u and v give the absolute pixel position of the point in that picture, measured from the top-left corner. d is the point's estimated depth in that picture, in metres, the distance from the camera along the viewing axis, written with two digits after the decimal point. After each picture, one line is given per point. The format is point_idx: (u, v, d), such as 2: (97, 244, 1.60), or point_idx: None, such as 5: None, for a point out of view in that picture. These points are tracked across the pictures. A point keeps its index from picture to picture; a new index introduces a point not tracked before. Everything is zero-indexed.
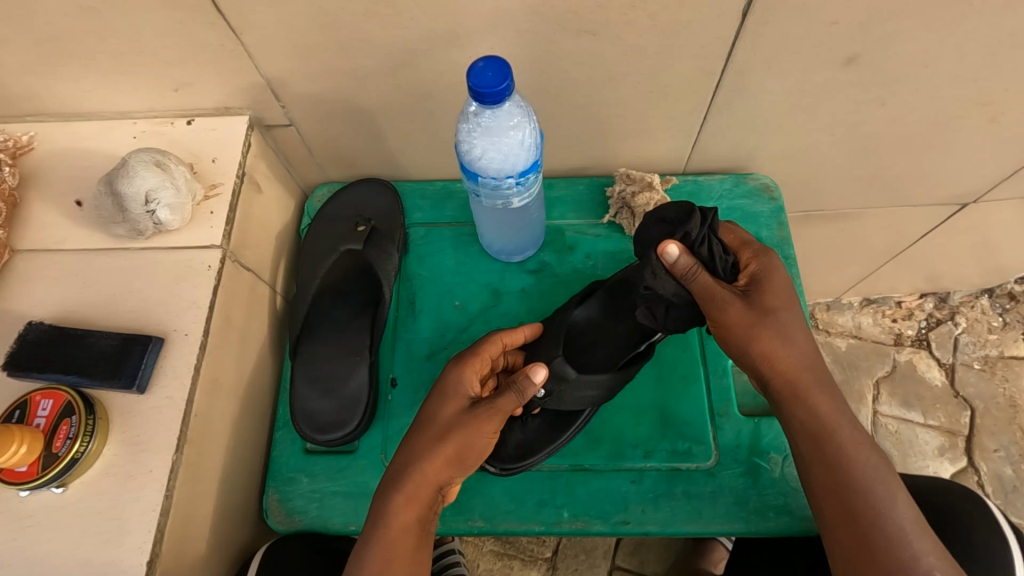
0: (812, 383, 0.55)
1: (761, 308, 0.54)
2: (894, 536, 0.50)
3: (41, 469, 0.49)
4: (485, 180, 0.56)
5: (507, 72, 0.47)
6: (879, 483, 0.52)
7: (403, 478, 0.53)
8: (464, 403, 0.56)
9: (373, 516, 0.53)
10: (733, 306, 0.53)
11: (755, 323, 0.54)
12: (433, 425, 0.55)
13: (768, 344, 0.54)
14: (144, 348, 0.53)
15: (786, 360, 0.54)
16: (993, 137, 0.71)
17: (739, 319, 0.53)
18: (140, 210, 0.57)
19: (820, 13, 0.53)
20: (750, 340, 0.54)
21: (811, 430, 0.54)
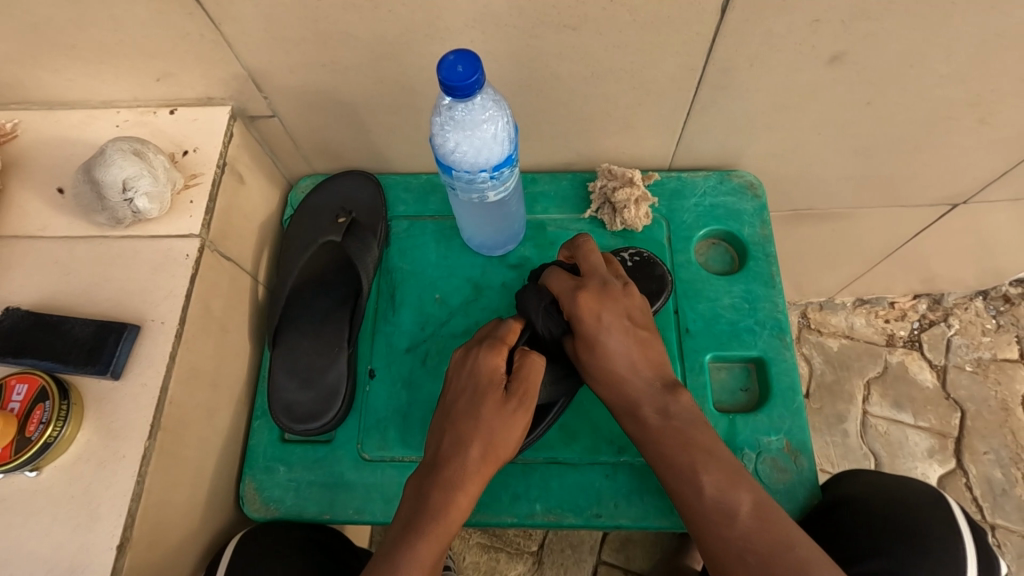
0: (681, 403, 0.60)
1: (630, 317, 0.61)
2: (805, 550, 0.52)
3: (14, 452, 0.50)
4: (459, 174, 0.56)
5: (477, 65, 0.47)
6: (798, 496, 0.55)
7: (467, 474, 0.56)
8: (502, 392, 0.58)
9: (433, 508, 0.55)
10: (602, 304, 0.60)
11: (613, 319, 0.60)
12: (488, 421, 0.57)
13: (613, 341, 0.60)
14: (120, 335, 0.54)
15: (645, 371, 0.60)
16: (981, 137, 0.70)
17: (587, 305, 0.60)
18: (119, 199, 0.57)
19: (801, 9, 0.53)
20: (579, 313, 0.60)
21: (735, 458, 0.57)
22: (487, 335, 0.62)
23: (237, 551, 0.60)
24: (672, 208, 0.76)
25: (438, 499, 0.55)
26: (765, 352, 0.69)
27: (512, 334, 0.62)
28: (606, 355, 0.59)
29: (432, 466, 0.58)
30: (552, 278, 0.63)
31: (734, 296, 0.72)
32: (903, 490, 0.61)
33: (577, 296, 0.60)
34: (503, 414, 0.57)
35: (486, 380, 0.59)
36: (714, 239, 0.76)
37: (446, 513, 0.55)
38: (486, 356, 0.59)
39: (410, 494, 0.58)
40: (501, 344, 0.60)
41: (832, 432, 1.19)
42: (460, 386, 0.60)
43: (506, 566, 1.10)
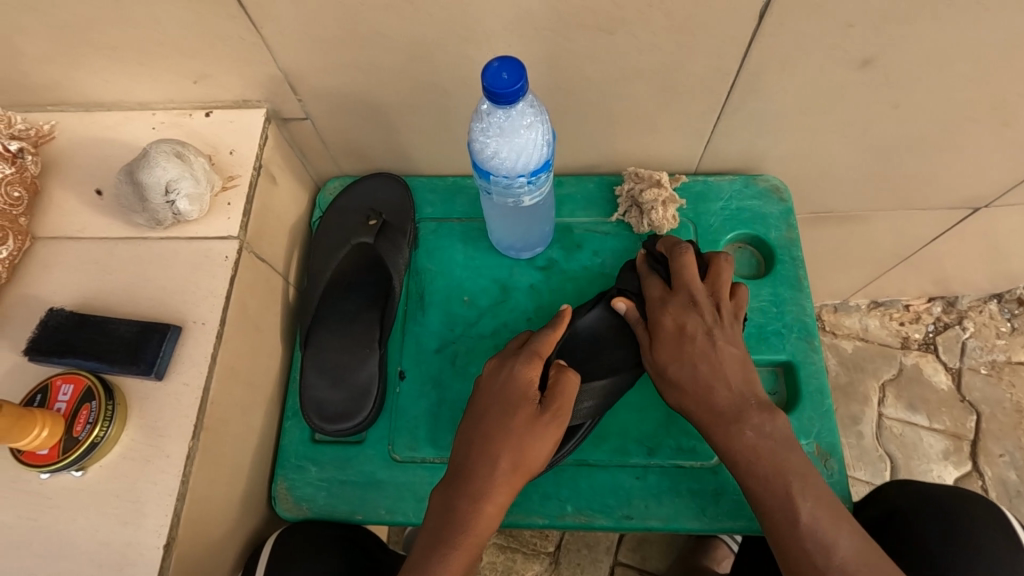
0: (709, 425, 0.59)
1: (727, 332, 0.61)
2: (817, 551, 0.53)
3: (63, 452, 0.50)
4: (497, 179, 0.56)
5: (522, 72, 0.48)
6: (803, 508, 0.54)
7: (495, 488, 0.56)
8: (531, 406, 0.58)
9: (458, 521, 0.55)
10: (687, 312, 0.62)
11: (697, 328, 0.62)
12: (515, 436, 0.57)
13: (702, 348, 0.61)
14: (163, 336, 0.55)
15: (737, 386, 0.59)
16: (1008, 141, 0.70)
17: (671, 314, 0.63)
18: (160, 200, 0.58)
19: (838, 14, 0.53)
20: (661, 323, 0.63)
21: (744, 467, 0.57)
22: (523, 347, 0.62)
23: (275, 551, 0.60)
24: (698, 211, 0.76)
25: (463, 512, 0.56)
26: (793, 355, 0.69)
27: (547, 348, 0.61)
28: (694, 361, 0.60)
29: (458, 475, 0.58)
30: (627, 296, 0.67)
31: (761, 299, 0.72)
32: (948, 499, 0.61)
33: (662, 305, 0.64)
34: (535, 428, 0.57)
35: (520, 393, 0.59)
36: (740, 242, 0.77)
37: (474, 525, 0.55)
38: (521, 370, 0.59)
39: (437, 504, 0.58)
40: (538, 360, 0.60)
41: (847, 434, 1.20)
42: (491, 398, 0.59)
43: (524, 566, 1.10)
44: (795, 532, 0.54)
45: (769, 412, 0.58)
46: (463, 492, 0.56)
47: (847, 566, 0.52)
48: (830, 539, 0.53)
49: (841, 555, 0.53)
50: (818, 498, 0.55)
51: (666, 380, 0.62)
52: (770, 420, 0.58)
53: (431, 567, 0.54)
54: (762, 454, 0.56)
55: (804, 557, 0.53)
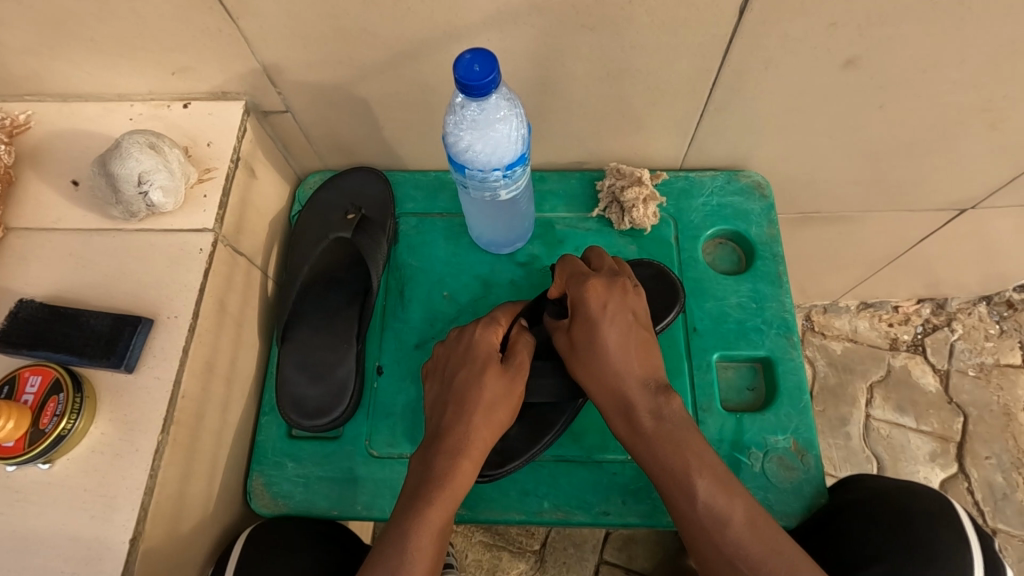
0: (614, 412, 0.59)
1: (632, 316, 0.61)
2: (714, 528, 0.53)
3: (28, 445, 0.50)
4: (472, 173, 0.56)
5: (494, 64, 0.47)
6: (700, 485, 0.54)
7: (469, 442, 0.57)
8: (496, 365, 0.60)
9: (438, 477, 0.55)
10: (610, 292, 0.61)
11: (617, 309, 0.60)
12: (485, 394, 0.58)
13: (612, 333, 0.60)
14: (135, 328, 0.54)
15: (639, 370, 0.59)
16: (992, 144, 0.70)
17: (594, 288, 0.60)
18: (134, 192, 0.57)
19: (819, 13, 0.53)
20: (586, 302, 0.60)
21: (642, 450, 0.57)
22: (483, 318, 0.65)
23: (247, 544, 0.60)
24: (680, 207, 0.76)
25: (443, 465, 0.56)
26: (771, 352, 0.69)
27: (507, 315, 0.64)
28: (607, 346, 0.59)
29: (435, 436, 0.58)
30: (563, 265, 0.65)
31: (742, 295, 0.72)
32: (931, 507, 0.59)
33: (585, 281, 0.61)
34: (502, 384, 0.59)
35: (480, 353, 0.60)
36: (721, 239, 0.77)
37: (453, 482, 0.55)
38: (482, 334, 0.62)
39: (415, 465, 0.57)
40: (497, 324, 0.63)
41: (834, 435, 1.20)
42: (456, 363, 0.61)
43: (509, 564, 1.10)
44: (692, 514, 0.54)
45: (667, 395, 0.58)
46: (440, 449, 0.57)
47: (739, 544, 0.52)
48: (726, 512, 0.53)
49: (735, 531, 0.52)
50: (714, 475, 0.54)
51: (578, 363, 0.61)
52: (666, 403, 0.58)
53: (408, 525, 0.53)
54: (660, 438, 0.57)
55: (703, 535, 0.53)
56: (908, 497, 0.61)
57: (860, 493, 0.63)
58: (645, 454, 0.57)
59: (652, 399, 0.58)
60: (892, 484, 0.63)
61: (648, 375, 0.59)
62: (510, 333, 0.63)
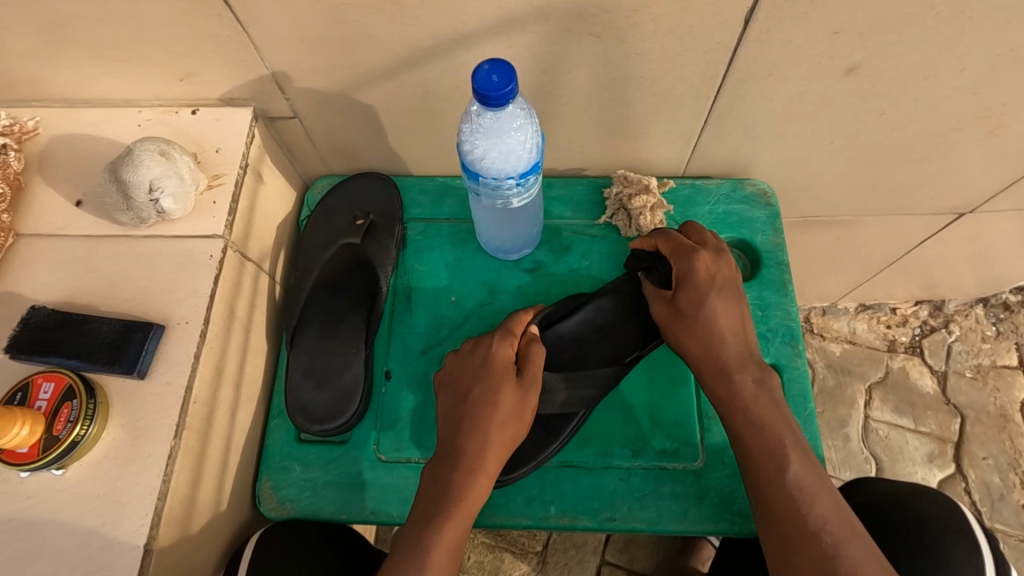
0: (710, 377, 0.61)
1: (739, 290, 0.63)
2: (799, 502, 0.53)
3: (42, 451, 0.50)
4: (485, 181, 0.56)
5: (512, 75, 0.48)
6: (791, 458, 0.55)
7: (485, 457, 0.57)
8: (512, 379, 0.60)
9: (453, 493, 0.56)
10: (717, 265, 0.63)
11: (726, 281, 0.63)
12: (499, 409, 0.58)
13: (719, 304, 0.62)
14: (146, 334, 0.55)
15: (740, 339, 0.62)
16: (990, 149, 0.71)
17: (704, 261, 0.62)
18: (144, 199, 0.57)
19: (824, 21, 0.54)
20: (694, 275, 0.62)
21: (736, 413, 0.58)
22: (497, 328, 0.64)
23: (257, 550, 0.61)
24: (685, 214, 0.76)
25: (459, 479, 0.56)
26: (776, 359, 0.70)
27: (519, 326, 0.64)
28: (714, 312, 0.61)
29: (452, 449, 0.58)
30: (664, 236, 0.65)
31: (747, 302, 0.72)
32: (936, 509, 0.61)
33: (695, 253, 0.63)
34: (517, 399, 0.59)
35: (498, 367, 0.60)
36: (726, 246, 0.77)
37: (469, 496, 0.56)
38: (499, 347, 0.61)
39: (430, 477, 0.58)
40: (512, 335, 0.63)
41: (834, 436, 1.21)
42: (472, 377, 0.61)
43: (511, 566, 1.10)
44: (780, 484, 0.54)
45: (765, 370, 0.60)
46: (456, 463, 0.57)
47: (822, 518, 0.52)
48: (812, 489, 0.54)
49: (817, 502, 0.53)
50: (801, 450, 0.56)
51: (681, 329, 0.62)
52: (767, 373, 0.60)
53: (427, 541, 0.54)
54: (756, 403, 0.58)
55: (787, 511, 0.53)
56: (916, 496, 0.62)
57: (870, 492, 0.64)
58: (737, 421, 0.58)
59: (751, 368, 0.60)
60: (918, 503, 0.62)
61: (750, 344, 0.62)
62: (521, 344, 0.63)
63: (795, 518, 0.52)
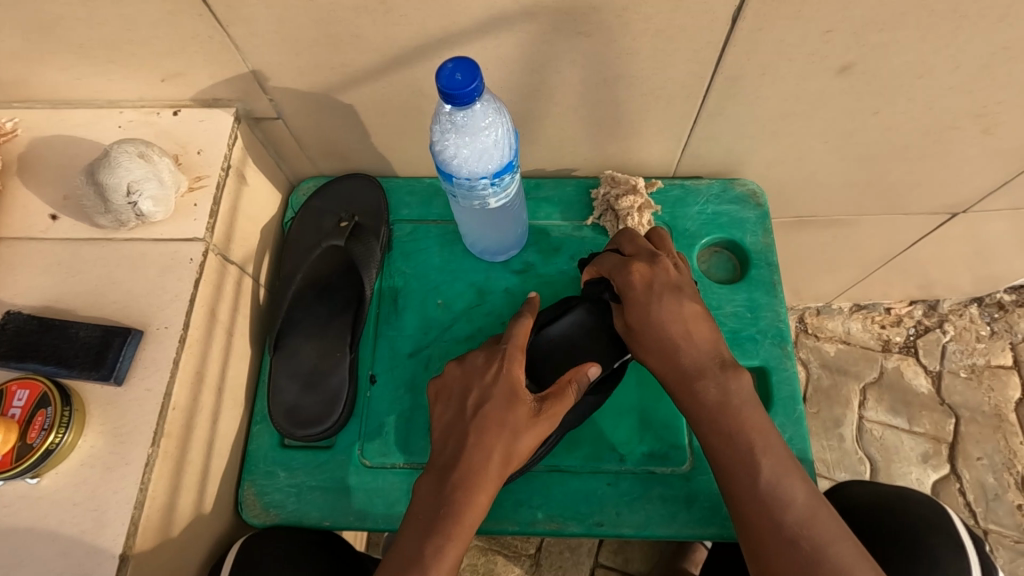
0: (675, 389, 0.58)
1: (688, 291, 0.61)
2: (775, 506, 0.52)
3: (16, 459, 0.49)
4: (460, 181, 0.56)
5: (476, 71, 0.47)
6: (763, 463, 0.54)
7: (483, 476, 0.56)
8: (525, 404, 0.58)
9: (455, 513, 0.54)
10: (655, 271, 0.61)
11: (666, 288, 0.61)
12: (501, 429, 0.57)
13: (666, 307, 0.60)
14: (124, 339, 0.54)
15: (703, 344, 0.59)
16: (983, 149, 0.71)
17: (639, 271, 0.61)
18: (123, 201, 0.56)
19: (814, 20, 0.53)
20: (631, 287, 0.61)
21: (703, 422, 0.56)
22: (501, 343, 0.62)
23: (239, 557, 0.60)
24: (675, 215, 0.75)
25: (459, 499, 0.55)
26: (766, 361, 0.69)
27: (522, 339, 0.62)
28: (659, 321, 0.59)
29: (450, 467, 0.56)
30: (599, 262, 0.66)
31: (737, 304, 0.72)
32: (929, 512, 0.60)
33: (628, 267, 0.62)
34: (531, 425, 0.57)
35: (508, 389, 0.58)
36: (717, 247, 0.76)
37: (470, 516, 0.55)
38: (511, 369, 0.59)
39: (428, 495, 0.56)
40: (518, 354, 0.60)
41: (828, 437, 1.20)
42: (484, 395, 0.58)
43: (504, 569, 1.10)
44: (752, 487, 0.53)
45: (733, 370, 0.58)
46: (455, 483, 0.55)
47: (801, 523, 0.52)
48: (788, 492, 0.53)
49: (796, 507, 0.52)
50: (776, 452, 0.54)
51: (637, 342, 0.61)
52: (733, 377, 0.57)
53: (427, 562, 0.52)
54: (724, 410, 0.56)
55: (763, 516, 0.52)
56: (909, 498, 0.62)
57: (863, 491, 0.64)
58: (705, 428, 0.56)
59: (717, 371, 0.58)
60: (902, 503, 0.62)
61: (711, 347, 0.59)
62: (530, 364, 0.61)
63: (769, 523, 0.52)
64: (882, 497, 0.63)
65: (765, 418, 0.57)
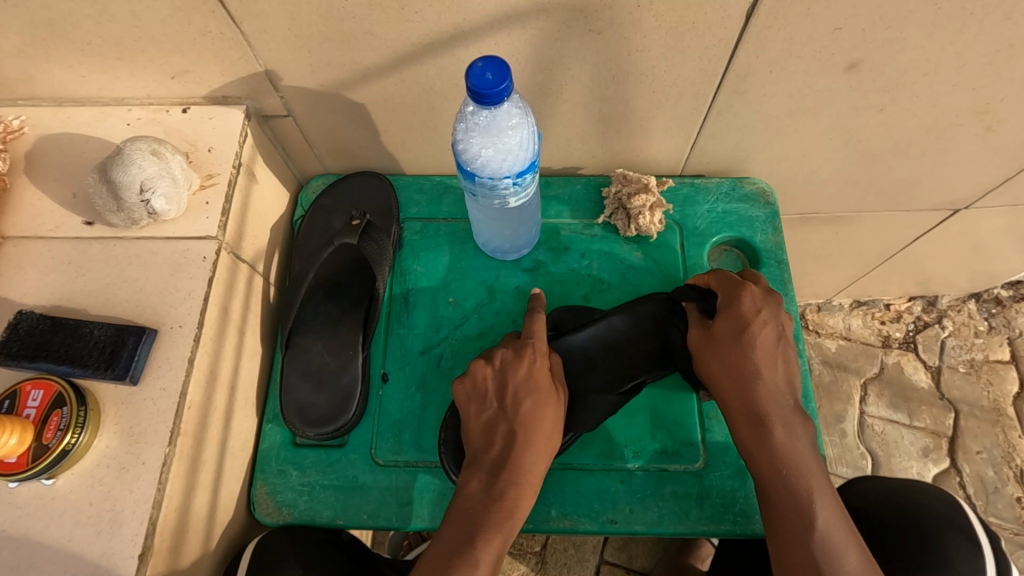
0: (744, 420, 0.58)
1: (786, 331, 0.60)
2: (826, 563, 0.52)
3: (32, 460, 0.49)
4: (482, 181, 0.55)
5: (507, 72, 0.47)
6: (821, 514, 0.54)
7: (533, 474, 0.57)
8: (556, 397, 0.60)
9: (506, 508, 0.55)
10: (766, 301, 0.61)
11: (770, 319, 0.60)
12: (543, 427, 0.58)
13: (760, 338, 0.59)
14: (139, 339, 0.53)
15: (782, 384, 0.58)
16: (987, 146, 0.71)
17: (751, 293, 0.60)
18: (135, 199, 0.56)
19: (826, 17, 0.53)
20: (740, 305, 0.60)
21: (765, 461, 0.56)
22: (525, 337, 0.63)
23: (256, 558, 0.60)
24: (685, 214, 0.76)
25: (511, 495, 0.56)
26: None
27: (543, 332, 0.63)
28: (751, 345, 0.58)
29: (501, 465, 0.57)
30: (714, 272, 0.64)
31: None
32: (941, 512, 0.60)
33: (743, 285, 0.61)
34: (558, 417, 0.60)
35: (543, 384, 0.60)
36: (726, 245, 0.77)
37: (517, 511, 0.56)
38: (542, 363, 0.61)
39: (475, 492, 0.56)
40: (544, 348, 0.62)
41: (830, 432, 1.21)
42: (522, 390, 0.59)
43: (511, 567, 1.10)
44: (808, 541, 0.53)
45: (801, 420, 0.58)
46: (508, 478, 0.56)
47: None
48: (840, 549, 0.53)
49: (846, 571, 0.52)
50: (834, 508, 0.54)
51: (714, 355, 0.60)
52: (801, 425, 0.57)
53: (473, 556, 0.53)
54: (787, 455, 0.56)
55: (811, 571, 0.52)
56: (922, 498, 0.62)
57: (874, 491, 0.64)
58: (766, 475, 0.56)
59: (785, 414, 0.57)
60: (927, 501, 0.61)
61: (788, 385, 0.59)
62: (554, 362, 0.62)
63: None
64: (892, 496, 0.63)
65: (823, 473, 0.56)
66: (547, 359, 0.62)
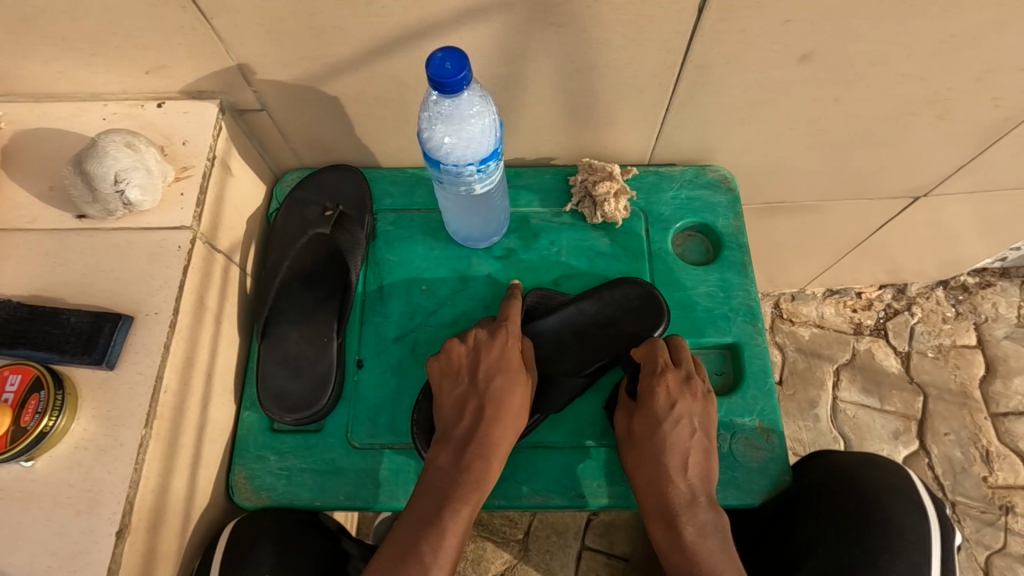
0: (657, 517, 0.62)
1: (702, 422, 0.63)
2: None
3: (10, 441, 0.50)
4: (447, 168, 0.57)
5: (465, 61, 0.49)
6: None
7: (502, 447, 0.60)
8: (525, 377, 0.63)
9: (473, 480, 0.58)
10: (681, 393, 0.63)
11: (685, 412, 0.63)
12: (511, 404, 0.61)
13: (672, 434, 0.63)
14: (115, 325, 0.55)
15: (695, 478, 0.62)
16: (939, 134, 0.75)
17: (666, 386, 0.63)
18: (111, 190, 0.57)
19: (775, 10, 0.56)
20: (653, 402, 0.63)
21: (676, 557, 0.60)
22: (497, 320, 0.66)
23: (236, 536, 0.62)
24: (651, 200, 0.78)
25: (476, 467, 0.58)
26: (738, 337, 0.72)
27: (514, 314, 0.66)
28: (664, 442, 0.62)
29: (469, 439, 0.59)
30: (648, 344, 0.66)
31: (710, 284, 0.74)
32: (892, 480, 0.64)
33: (659, 375, 0.64)
34: (528, 394, 0.63)
35: (513, 364, 0.63)
36: (690, 231, 0.79)
37: (484, 483, 0.58)
38: (512, 344, 0.64)
39: (444, 465, 0.59)
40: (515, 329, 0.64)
41: (804, 417, 1.25)
42: (492, 370, 0.62)
43: (494, 555, 1.12)
44: None
45: (713, 514, 0.61)
46: (475, 451, 0.59)
47: None
48: None
49: None
50: None
51: (630, 451, 0.63)
52: (711, 517, 0.61)
53: (440, 527, 0.56)
54: (696, 550, 0.59)
55: None
56: (873, 468, 0.65)
57: (828, 467, 0.67)
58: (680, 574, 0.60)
59: (697, 511, 0.61)
60: (878, 475, 0.64)
61: (704, 480, 0.62)
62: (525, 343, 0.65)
63: None
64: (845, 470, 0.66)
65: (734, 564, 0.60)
66: (517, 340, 0.65)
